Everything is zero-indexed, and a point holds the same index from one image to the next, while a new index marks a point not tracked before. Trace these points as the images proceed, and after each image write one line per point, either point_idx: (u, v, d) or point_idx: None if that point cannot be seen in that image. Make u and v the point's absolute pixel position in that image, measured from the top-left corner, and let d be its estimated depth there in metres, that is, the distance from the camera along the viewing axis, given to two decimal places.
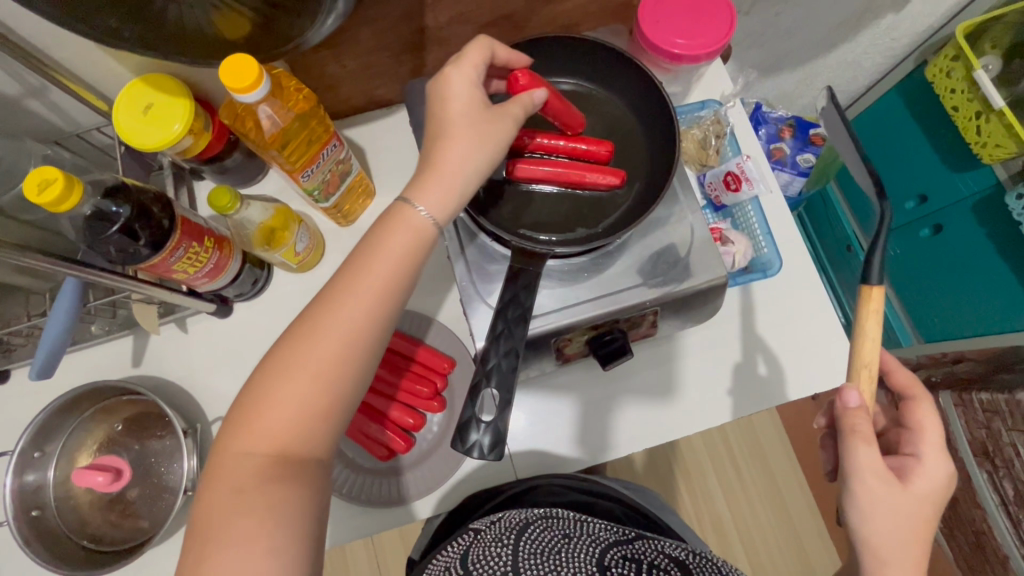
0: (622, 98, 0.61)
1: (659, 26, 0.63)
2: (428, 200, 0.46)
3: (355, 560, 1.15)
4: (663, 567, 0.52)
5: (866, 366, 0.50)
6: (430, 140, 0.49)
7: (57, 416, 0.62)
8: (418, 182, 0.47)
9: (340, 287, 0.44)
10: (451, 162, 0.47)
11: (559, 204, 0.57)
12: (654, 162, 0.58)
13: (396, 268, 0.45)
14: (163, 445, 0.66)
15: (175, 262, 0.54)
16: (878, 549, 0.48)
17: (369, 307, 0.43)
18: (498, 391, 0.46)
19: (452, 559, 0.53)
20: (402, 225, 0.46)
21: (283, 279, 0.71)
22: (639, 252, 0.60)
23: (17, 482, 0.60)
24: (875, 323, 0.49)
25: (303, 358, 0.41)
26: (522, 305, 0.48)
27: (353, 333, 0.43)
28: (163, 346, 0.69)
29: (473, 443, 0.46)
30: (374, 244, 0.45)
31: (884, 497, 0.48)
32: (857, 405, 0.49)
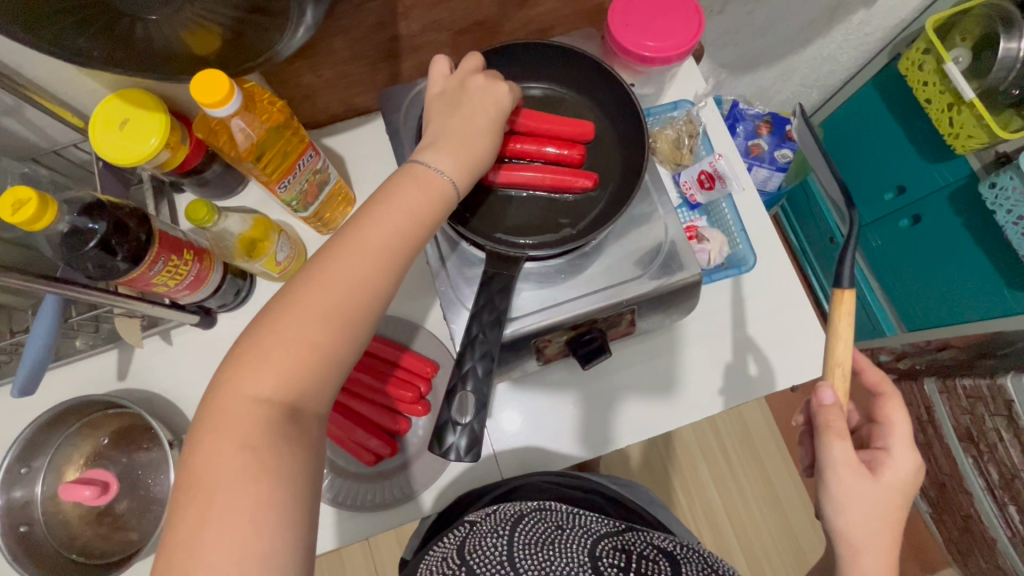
0: (594, 102, 0.62)
1: (630, 29, 0.64)
2: (446, 165, 0.48)
3: (352, 563, 1.15)
4: (652, 558, 0.53)
5: (840, 365, 0.51)
6: (455, 117, 0.51)
7: (43, 432, 0.63)
8: (438, 151, 0.49)
9: (356, 233, 0.44)
10: (445, 161, 0.49)
11: (533, 208, 0.58)
12: (626, 164, 0.59)
13: (414, 220, 0.46)
14: (150, 456, 0.66)
15: (153, 276, 0.54)
16: (853, 541, 0.49)
17: (390, 255, 0.44)
18: (474, 394, 0.47)
19: (449, 548, 0.54)
20: (422, 180, 0.47)
21: (266, 289, 0.71)
22: (615, 252, 0.61)
23: (4, 498, 0.61)
24: (848, 324, 0.49)
25: (320, 296, 0.41)
26: (497, 308, 0.49)
27: (369, 280, 0.43)
28: (147, 359, 0.69)
29: (450, 446, 0.47)
30: (394, 193, 0.46)
31: (857, 484, 0.49)
32: (832, 402, 0.50)
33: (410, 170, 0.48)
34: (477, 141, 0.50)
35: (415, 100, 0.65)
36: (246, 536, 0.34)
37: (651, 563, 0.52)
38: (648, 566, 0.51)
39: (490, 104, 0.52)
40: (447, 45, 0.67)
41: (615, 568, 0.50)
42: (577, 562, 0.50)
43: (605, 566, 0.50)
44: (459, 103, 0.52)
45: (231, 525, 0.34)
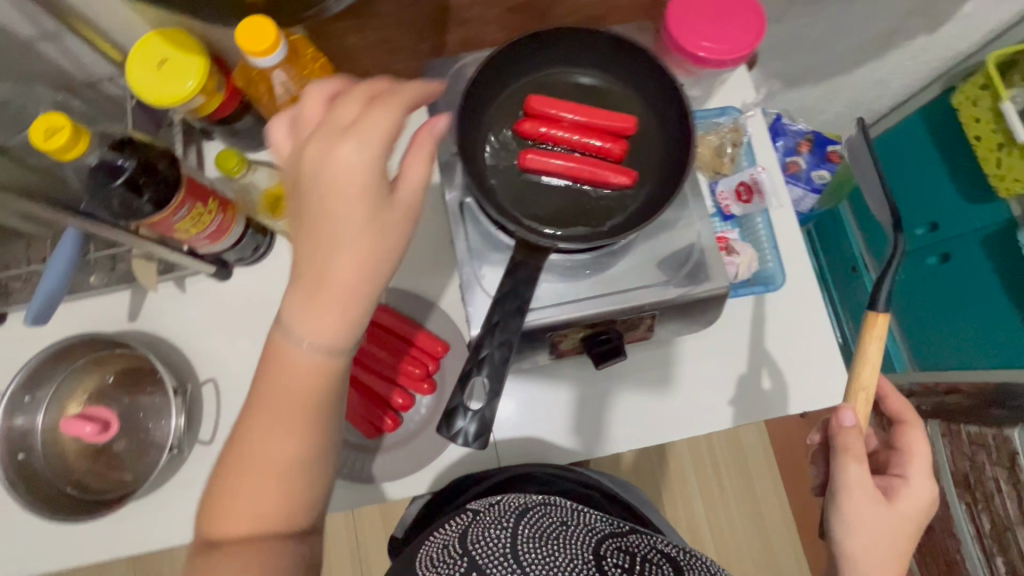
0: (641, 98, 0.60)
1: (687, 27, 0.62)
2: (315, 313, 0.40)
3: (334, 534, 1.16)
4: (656, 562, 0.53)
5: (864, 390, 0.51)
6: (315, 237, 0.40)
7: (50, 363, 0.63)
8: (301, 296, 0.40)
9: (263, 396, 0.41)
10: (318, 332, 0.40)
11: (564, 198, 0.56)
12: (667, 165, 0.56)
13: (311, 398, 0.40)
14: (153, 400, 0.66)
15: (177, 220, 0.54)
16: (861, 562, 0.48)
17: (305, 434, 0.40)
18: (490, 380, 0.46)
19: (450, 536, 0.53)
20: (302, 361, 0.40)
21: (284, 248, 0.70)
22: (644, 253, 0.59)
23: (5, 424, 0.61)
24: (875, 347, 0.50)
25: (251, 458, 0.40)
26: (521, 297, 0.48)
27: (286, 432, 0.40)
28: (159, 304, 0.69)
29: (459, 430, 0.46)
30: (279, 358, 0.40)
31: (867, 508, 0.48)
32: (852, 424, 0.49)
33: (281, 350, 0.40)
34: (337, 276, 0.39)
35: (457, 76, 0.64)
36: None
37: (653, 566, 0.52)
38: (651, 569, 0.52)
39: (346, 199, 0.39)
40: (496, 21, 0.65)
41: (618, 569, 0.50)
42: (580, 559, 0.50)
43: (609, 566, 0.50)
44: (303, 217, 0.40)
45: None
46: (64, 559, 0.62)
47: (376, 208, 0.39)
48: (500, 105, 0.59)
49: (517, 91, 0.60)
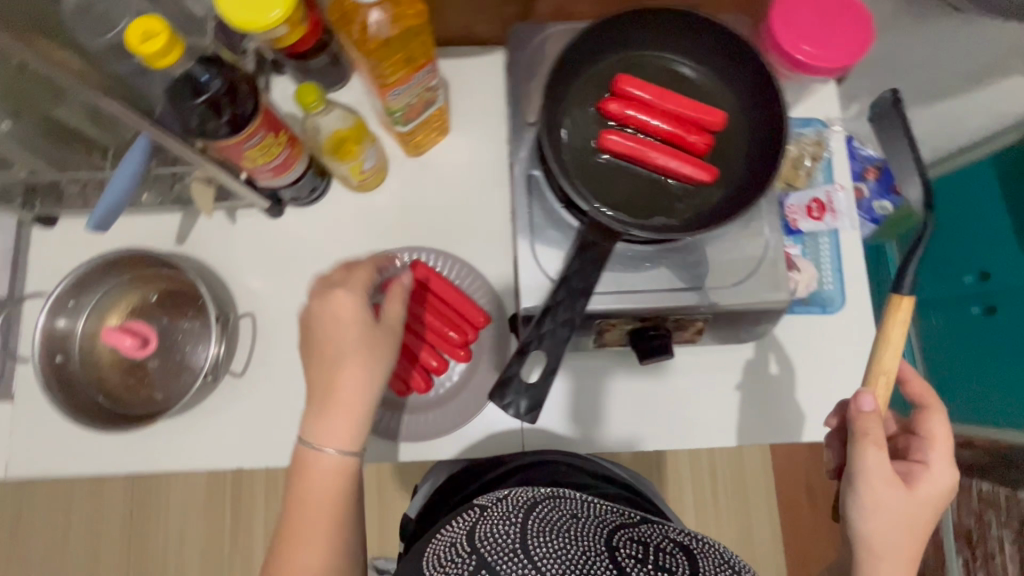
0: (734, 93, 0.56)
1: (790, 26, 0.59)
2: (330, 432, 0.50)
3: None
4: (670, 550, 0.50)
5: (885, 374, 0.50)
6: (324, 367, 0.52)
7: (97, 271, 0.64)
8: (319, 417, 0.51)
9: (296, 512, 0.49)
10: (333, 439, 0.50)
11: (639, 184, 0.54)
12: (752, 167, 0.54)
13: (333, 499, 0.49)
14: (191, 325, 0.66)
15: (247, 148, 0.53)
16: (874, 548, 0.48)
17: (335, 528, 0.49)
18: (548, 353, 0.45)
19: (459, 531, 0.51)
20: (322, 466, 0.49)
21: (340, 194, 0.70)
22: (707, 255, 0.57)
23: (48, 324, 0.62)
24: (901, 331, 0.49)
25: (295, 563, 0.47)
26: (588, 278, 0.46)
27: (319, 525, 0.48)
28: (209, 231, 0.69)
29: (511, 401, 0.44)
30: (302, 476, 0.49)
31: (888, 496, 0.47)
32: (871, 410, 0.48)
33: (305, 458, 0.50)
34: (346, 392, 0.51)
35: (541, 43, 0.62)
36: None
37: (670, 558, 0.49)
38: (667, 561, 0.48)
39: (349, 321, 0.52)
40: None
41: (632, 560, 0.47)
42: (594, 553, 0.47)
43: (623, 560, 0.47)
44: (314, 344, 0.53)
45: None
46: (88, 465, 0.63)
47: (372, 330, 0.53)
48: (586, 79, 0.57)
49: (606, 67, 0.57)
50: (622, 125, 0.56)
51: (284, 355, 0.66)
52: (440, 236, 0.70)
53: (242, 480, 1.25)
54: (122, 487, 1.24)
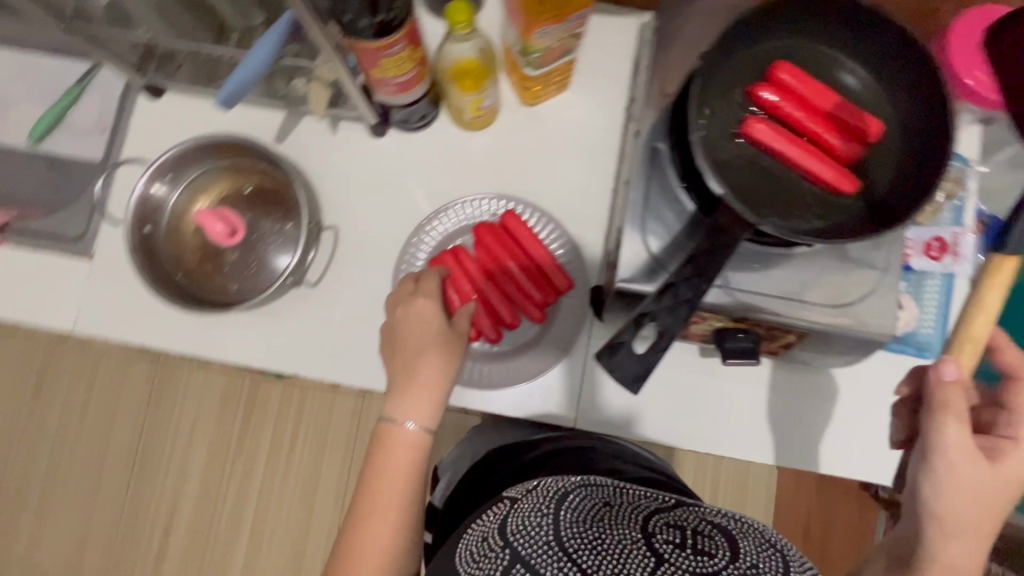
0: (897, 109, 0.53)
1: (969, 49, 0.57)
2: (410, 416, 0.53)
3: (341, 410, 1.26)
4: (709, 535, 0.45)
5: (971, 341, 0.48)
6: (410, 355, 0.55)
7: (199, 151, 0.64)
8: (399, 402, 0.53)
9: (373, 489, 0.50)
10: (415, 415, 0.53)
11: (773, 180, 0.51)
12: (897, 192, 0.50)
13: (407, 474, 0.51)
14: (276, 226, 0.66)
15: (385, 56, 0.51)
16: (948, 524, 0.46)
17: (408, 504, 0.51)
18: (666, 325, 0.43)
19: (488, 528, 0.48)
20: (403, 441, 0.52)
21: (445, 127, 0.68)
22: (819, 268, 0.54)
23: (145, 190, 0.62)
24: (995, 296, 0.48)
25: (371, 537, 0.49)
26: (720, 261, 0.43)
27: (396, 501, 0.50)
28: (309, 135, 0.68)
29: (619, 363, 0.43)
30: (381, 458, 0.51)
31: (972, 474, 0.45)
32: (953, 379, 0.47)
33: (386, 433, 0.53)
34: (429, 376, 0.54)
35: (692, 17, 0.59)
36: None
37: (708, 540, 0.44)
38: (706, 543, 0.44)
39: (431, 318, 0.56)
40: None
41: (671, 547, 0.43)
42: (628, 542, 0.43)
43: (662, 548, 0.43)
44: (398, 335, 0.56)
45: None
46: (155, 336, 0.65)
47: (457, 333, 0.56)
48: (742, 61, 0.53)
49: (766, 53, 0.54)
50: (769, 115, 0.52)
51: (360, 275, 0.66)
52: (536, 192, 0.68)
53: (258, 389, 1.27)
54: (144, 369, 1.28)
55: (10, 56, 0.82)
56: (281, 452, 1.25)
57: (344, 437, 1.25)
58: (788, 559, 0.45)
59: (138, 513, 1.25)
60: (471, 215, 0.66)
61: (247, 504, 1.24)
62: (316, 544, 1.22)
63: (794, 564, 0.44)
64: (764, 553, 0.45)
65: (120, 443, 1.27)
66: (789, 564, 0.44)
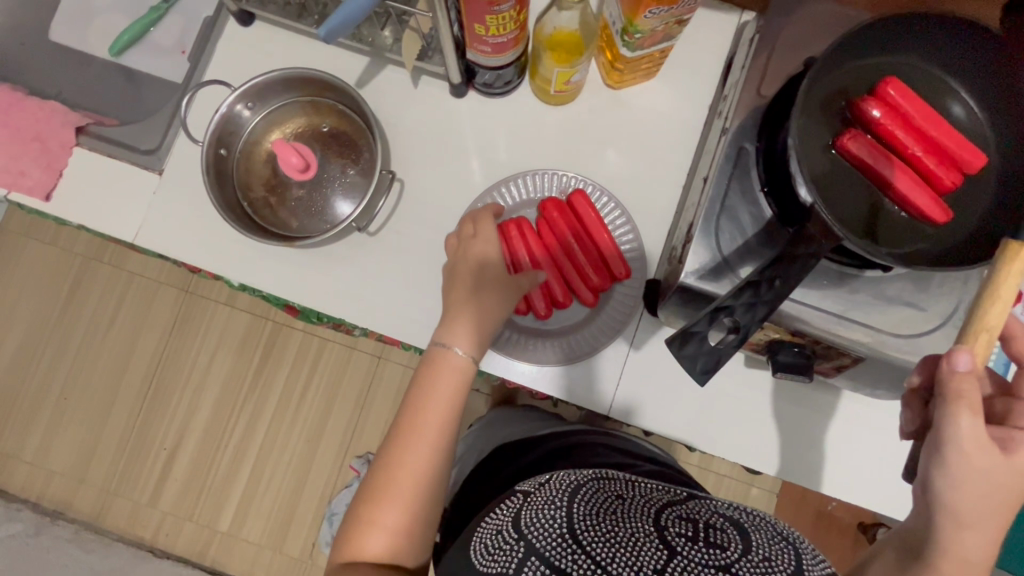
0: (1002, 147, 0.51)
1: None
2: (462, 342, 0.54)
3: (357, 366, 1.28)
4: (722, 528, 0.42)
5: (987, 331, 0.43)
6: (469, 285, 0.57)
7: (282, 84, 0.64)
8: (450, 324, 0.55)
9: (418, 405, 0.51)
10: (463, 341, 0.54)
11: (860, 199, 0.50)
12: (988, 230, 0.49)
13: (454, 395, 0.52)
14: (345, 170, 0.66)
15: (491, 13, 0.50)
16: (963, 515, 0.44)
17: (451, 423, 0.51)
18: (744, 320, 0.43)
19: (500, 523, 0.45)
20: (448, 366, 0.53)
21: (524, 97, 0.68)
22: (887, 297, 0.53)
23: (230, 110, 0.62)
24: (1014, 283, 0.41)
25: (413, 449, 0.49)
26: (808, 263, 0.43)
27: (441, 419, 0.51)
28: (388, 85, 0.68)
29: (689, 355, 0.44)
30: (428, 381, 0.52)
31: (987, 468, 0.44)
32: (968, 370, 0.43)
33: (435, 355, 0.54)
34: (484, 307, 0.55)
35: (799, 21, 0.58)
36: (412, 543, 0.48)
37: (719, 533, 0.41)
38: (717, 535, 0.41)
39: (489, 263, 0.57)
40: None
41: (684, 540, 0.40)
42: (640, 535, 0.40)
43: (674, 540, 0.40)
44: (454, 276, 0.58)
45: (400, 545, 0.48)
46: (212, 261, 0.66)
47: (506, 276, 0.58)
48: (848, 73, 0.52)
49: (873, 69, 0.52)
50: (870, 131, 0.51)
51: (419, 232, 0.66)
52: (604, 177, 0.67)
53: (279, 332, 1.29)
54: (172, 294, 1.30)
55: None
56: (294, 396, 1.27)
57: (355, 393, 1.27)
58: (801, 552, 0.41)
59: (148, 433, 1.28)
60: (538, 189, 0.66)
61: (252, 443, 1.27)
62: (314, 490, 1.25)
63: (808, 558, 0.41)
64: (775, 545, 0.41)
65: (139, 362, 1.30)
66: (802, 558, 0.41)
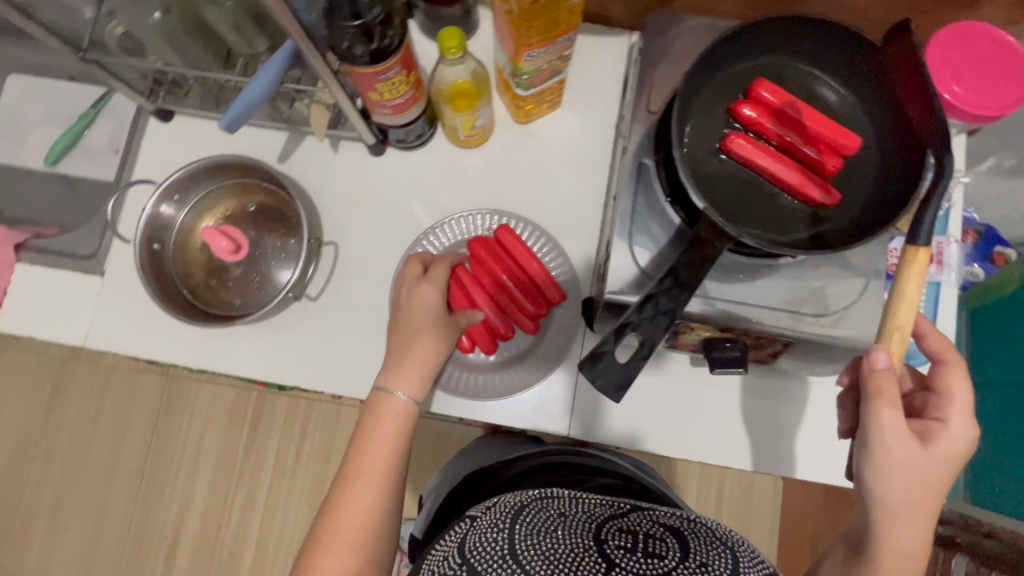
0: (873, 123, 0.55)
1: (947, 63, 0.58)
2: (406, 387, 0.55)
3: (346, 423, 1.28)
4: (659, 536, 0.46)
5: (900, 329, 0.47)
6: (407, 334, 0.57)
7: (206, 172, 0.66)
8: (391, 372, 0.55)
9: (361, 454, 0.52)
10: (405, 385, 0.55)
11: (753, 194, 0.53)
12: (876, 204, 0.52)
13: (396, 439, 0.53)
14: (277, 242, 0.68)
15: (381, 80, 0.53)
16: (890, 504, 0.48)
17: (387, 468, 0.52)
18: (644, 334, 0.46)
19: (448, 549, 0.47)
20: (392, 410, 0.54)
21: (440, 145, 0.71)
22: (803, 281, 0.56)
23: (154, 210, 0.65)
24: (917, 285, 0.45)
25: (358, 496, 0.50)
26: (700, 270, 0.46)
27: (384, 465, 0.52)
28: (311, 155, 0.70)
29: (600, 373, 0.46)
30: (369, 431, 0.53)
31: (908, 459, 0.47)
32: (886, 367, 0.46)
33: (377, 402, 0.54)
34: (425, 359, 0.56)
35: (677, 37, 0.61)
36: None
37: (658, 543, 0.45)
38: (657, 545, 0.45)
39: (420, 310, 0.59)
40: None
41: (622, 551, 0.44)
42: (579, 551, 0.43)
43: (613, 553, 0.43)
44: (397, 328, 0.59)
45: None
46: (163, 351, 0.67)
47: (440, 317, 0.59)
48: (722, 81, 0.56)
49: (745, 73, 0.56)
50: (751, 131, 0.54)
51: (359, 290, 0.68)
52: (528, 208, 0.70)
53: (263, 401, 1.29)
54: (153, 381, 1.31)
55: (34, 81, 0.87)
56: (286, 463, 1.27)
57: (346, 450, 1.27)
58: (738, 555, 0.45)
59: (144, 525, 1.27)
60: (467, 230, 0.69)
61: (250, 519, 1.25)
62: None
63: (744, 561, 0.45)
64: (713, 550, 0.45)
65: (129, 456, 1.29)
66: (739, 560, 0.44)
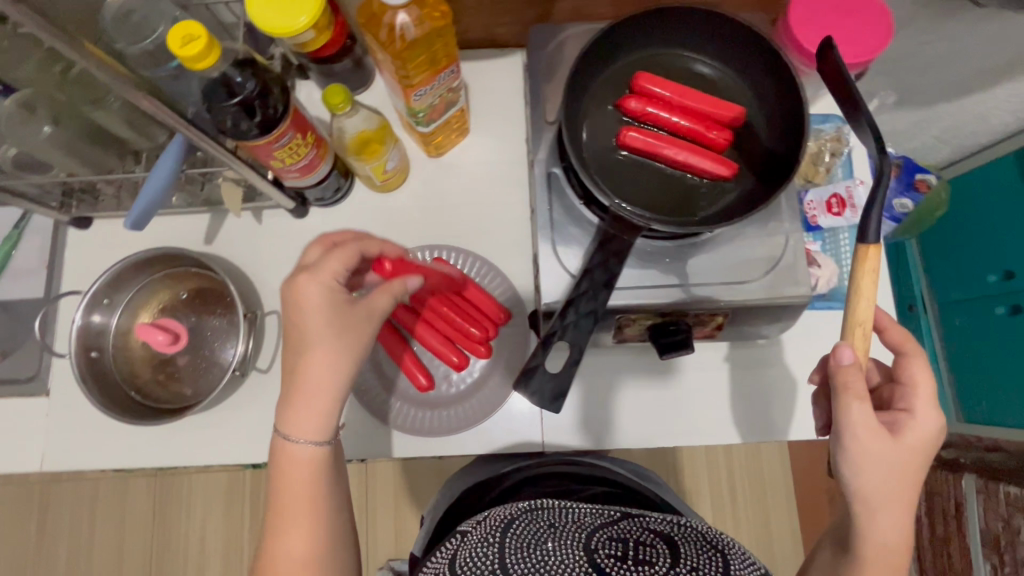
0: (752, 88, 0.58)
1: (811, 25, 0.61)
2: (303, 430, 0.50)
3: None
4: (649, 543, 0.46)
5: (862, 325, 0.46)
6: (295, 355, 0.51)
7: (131, 270, 0.66)
8: (287, 411, 0.50)
9: (281, 504, 0.50)
10: (305, 430, 0.50)
11: (657, 180, 0.55)
12: (772, 164, 0.55)
13: (310, 480, 0.50)
14: (219, 322, 0.68)
15: (278, 148, 0.54)
16: (872, 502, 0.48)
17: (309, 510, 0.50)
18: (572, 342, 0.48)
19: (439, 564, 0.46)
20: (298, 456, 0.50)
21: (361, 195, 0.72)
22: (725, 252, 0.58)
23: (85, 320, 0.65)
24: (871, 281, 0.44)
25: (291, 544, 0.49)
26: (611, 271, 0.49)
27: (308, 507, 0.50)
28: (236, 231, 0.71)
29: (535, 389, 0.48)
30: (283, 481, 0.50)
31: (880, 452, 0.47)
32: (851, 362, 0.46)
33: (280, 449, 0.51)
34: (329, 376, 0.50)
35: (559, 47, 0.63)
36: None
37: (648, 549, 0.45)
38: (646, 551, 0.45)
39: None
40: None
41: (614, 559, 0.44)
42: (570, 562, 0.43)
43: (604, 561, 0.43)
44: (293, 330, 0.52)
45: None
46: (125, 458, 0.66)
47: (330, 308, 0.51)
48: (605, 81, 0.58)
49: (625, 68, 0.58)
50: (640, 121, 0.56)
51: None
52: (461, 237, 0.71)
53: (259, 480, 1.27)
54: (142, 485, 1.27)
55: None
56: None
57: None
58: (729, 558, 0.45)
59: None
60: None
61: None
62: None
63: (735, 564, 0.45)
64: (704, 554, 0.45)
65: (132, 568, 1.24)
66: (729, 564, 0.44)
